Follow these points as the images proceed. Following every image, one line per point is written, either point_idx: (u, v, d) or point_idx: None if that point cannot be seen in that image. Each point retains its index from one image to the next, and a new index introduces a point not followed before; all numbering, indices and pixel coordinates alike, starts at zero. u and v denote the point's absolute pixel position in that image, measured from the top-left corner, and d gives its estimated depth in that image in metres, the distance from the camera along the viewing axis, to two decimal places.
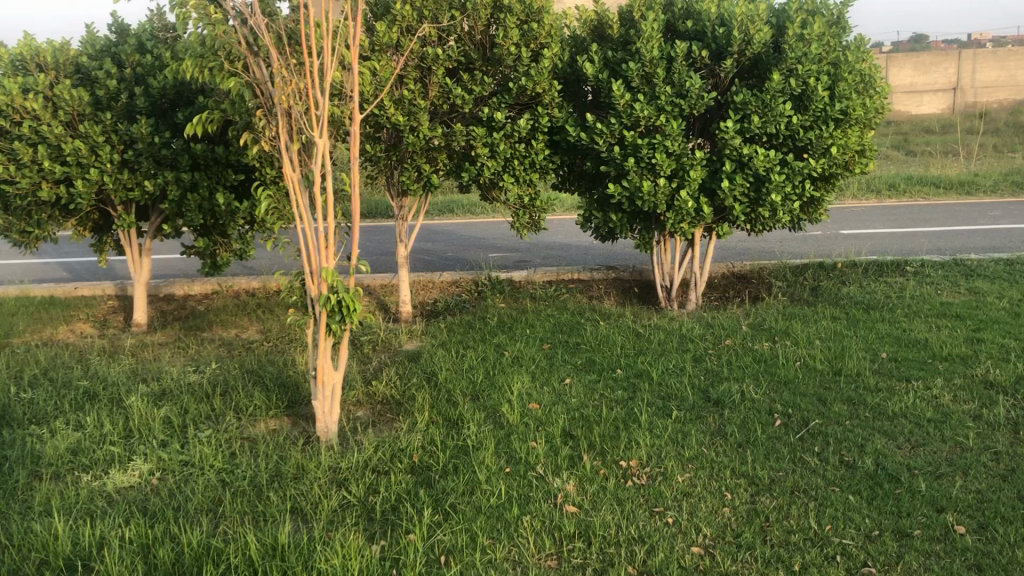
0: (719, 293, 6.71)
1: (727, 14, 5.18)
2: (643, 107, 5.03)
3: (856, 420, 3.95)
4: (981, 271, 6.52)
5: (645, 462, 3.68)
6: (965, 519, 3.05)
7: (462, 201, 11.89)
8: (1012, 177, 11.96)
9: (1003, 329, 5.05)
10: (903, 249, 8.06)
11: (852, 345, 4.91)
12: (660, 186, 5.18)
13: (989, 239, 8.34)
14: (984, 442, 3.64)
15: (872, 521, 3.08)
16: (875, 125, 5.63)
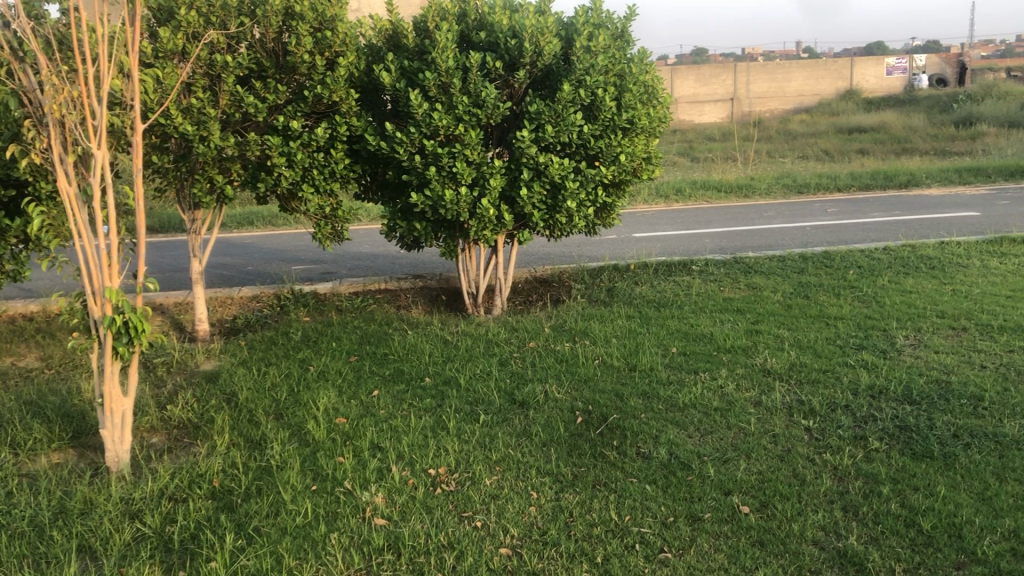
0: (523, 297, 6.87)
1: (519, 26, 5.32)
2: (441, 115, 5.06)
3: (650, 413, 4.15)
4: (758, 268, 7.03)
5: (453, 468, 3.70)
6: (749, 500, 3.27)
7: (263, 213, 11.54)
8: (784, 181, 13.01)
9: (779, 321, 5.47)
10: (690, 249, 8.59)
11: (645, 341, 5.16)
12: (462, 195, 5.24)
13: (766, 238, 9.01)
14: (764, 426, 3.93)
15: (667, 509, 3.25)
16: (659, 134, 5.94)
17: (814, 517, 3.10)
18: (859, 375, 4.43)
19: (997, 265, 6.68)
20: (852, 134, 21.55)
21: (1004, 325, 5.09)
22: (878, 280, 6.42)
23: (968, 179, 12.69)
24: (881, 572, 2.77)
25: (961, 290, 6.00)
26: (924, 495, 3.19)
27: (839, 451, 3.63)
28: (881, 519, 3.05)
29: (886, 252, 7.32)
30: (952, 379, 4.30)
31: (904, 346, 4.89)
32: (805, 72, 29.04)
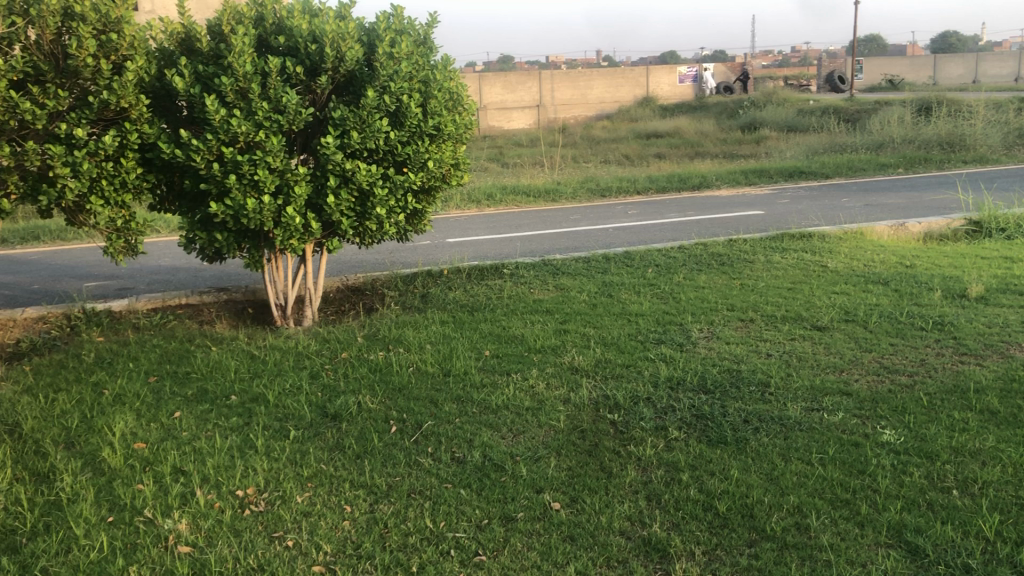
0: (335, 307, 6.75)
1: (319, 31, 5.21)
2: (241, 122, 4.87)
3: (464, 417, 4.18)
4: (565, 269, 7.24)
5: (262, 488, 3.57)
6: (559, 496, 3.35)
7: (49, 227, 10.71)
8: (588, 184, 13.48)
9: (585, 320, 5.65)
10: (501, 253, 8.73)
11: (458, 346, 5.20)
12: (265, 204, 5.07)
13: (572, 240, 9.29)
14: (573, 422, 4.04)
15: (481, 511, 3.28)
16: (466, 141, 6.00)
17: (621, 508, 3.22)
18: (659, 369, 4.64)
19: (779, 260, 7.21)
20: (650, 138, 22.63)
21: (786, 315, 5.50)
22: (675, 277, 6.77)
23: (752, 180, 13.63)
24: (683, 556, 2.91)
25: (748, 284, 6.42)
26: (719, 479, 3.38)
27: (642, 442, 3.79)
28: (682, 505, 3.21)
29: (681, 251, 7.73)
30: (742, 368, 4.59)
31: (699, 338, 5.18)
32: (606, 80, 30.26)
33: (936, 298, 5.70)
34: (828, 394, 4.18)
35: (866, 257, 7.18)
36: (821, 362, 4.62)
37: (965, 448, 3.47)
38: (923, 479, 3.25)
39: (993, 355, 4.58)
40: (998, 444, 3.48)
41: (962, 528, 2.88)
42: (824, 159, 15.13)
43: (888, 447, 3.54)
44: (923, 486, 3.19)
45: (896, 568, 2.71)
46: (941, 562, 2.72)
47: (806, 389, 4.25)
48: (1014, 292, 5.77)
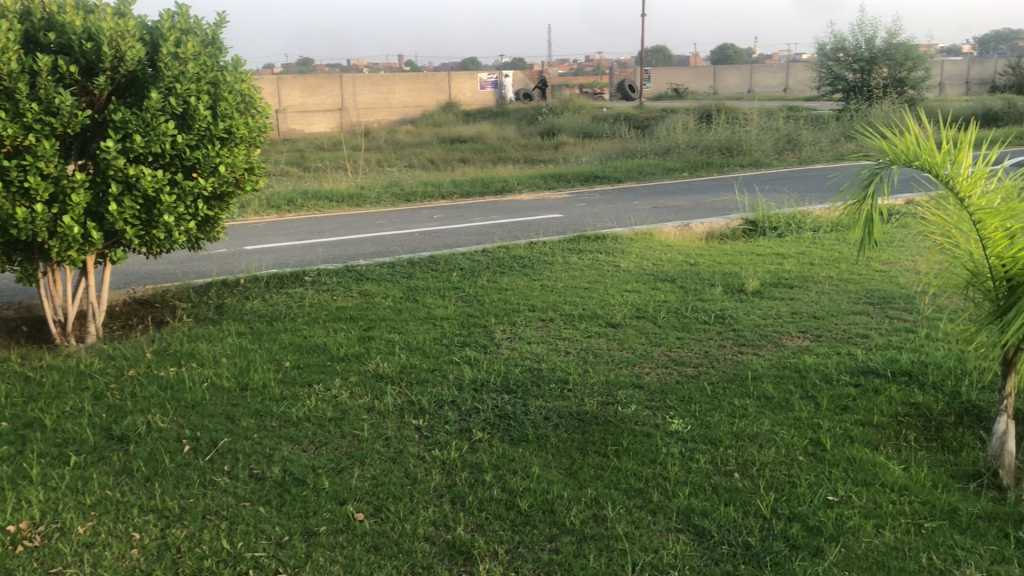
0: (121, 321, 6.33)
1: (94, 28, 4.87)
2: (6, 125, 4.47)
3: (262, 432, 4.03)
4: (369, 275, 7.16)
5: (39, 521, 3.29)
6: (363, 506, 3.30)
7: None
8: (392, 188, 13.41)
9: (388, 326, 5.61)
10: (302, 260, 8.50)
11: (256, 357, 5.01)
12: (38, 214, 4.69)
13: (375, 245, 9.20)
14: (377, 431, 3.99)
15: (281, 528, 3.17)
16: (260, 144, 5.81)
17: (425, 514, 3.21)
18: (463, 371, 4.67)
19: (576, 260, 7.46)
20: (454, 143, 22.83)
21: (583, 313, 5.69)
22: (479, 281, 6.84)
23: (551, 184, 14.04)
24: (486, 556, 2.94)
25: (548, 285, 6.60)
26: (521, 477, 3.45)
27: (446, 446, 3.80)
28: (485, 505, 3.24)
29: (484, 254, 7.84)
30: (543, 366, 4.71)
31: (502, 340, 5.26)
32: (408, 85, 30.35)
33: (718, 293, 6.08)
34: (623, 388, 4.36)
35: (655, 256, 7.56)
36: (615, 358, 4.82)
37: (745, 433, 3.71)
38: (708, 464, 3.45)
39: (767, 345, 4.95)
40: (773, 427, 3.76)
41: (743, 508, 3.08)
42: (617, 163, 15.84)
43: (676, 436, 3.74)
44: (709, 471, 3.39)
45: (685, 550, 2.85)
46: (724, 542, 2.89)
47: (602, 384, 4.41)
48: (785, 285, 6.26)
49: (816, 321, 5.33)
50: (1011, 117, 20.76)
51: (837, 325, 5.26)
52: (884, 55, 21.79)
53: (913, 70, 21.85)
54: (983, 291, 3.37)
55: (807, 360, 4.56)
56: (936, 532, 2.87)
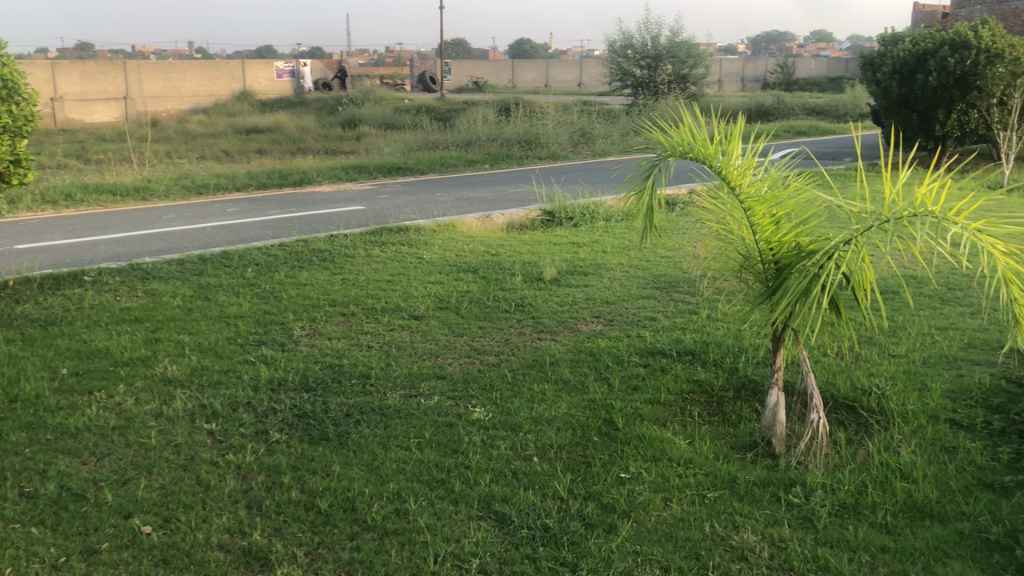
0: None
1: None
2: None
3: (35, 446, 3.71)
4: (156, 274, 6.76)
5: None
6: (150, 518, 3.11)
7: None
8: (182, 181, 12.75)
9: (178, 326, 5.32)
10: (82, 259, 7.91)
11: (28, 366, 4.61)
12: None
13: (164, 241, 8.70)
14: (165, 438, 3.77)
15: (56, 549, 2.93)
16: (27, 135, 5.36)
17: (218, 521, 3.06)
18: (260, 371, 4.51)
19: (377, 253, 7.38)
20: (250, 133, 21.98)
21: (384, 307, 5.64)
22: (275, 276, 6.62)
23: (352, 176, 13.83)
24: (284, 560, 2.84)
25: (348, 279, 6.48)
26: (321, 476, 3.37)
27: (242, 449, 3.65)
28: (283, 508, 3.14)
29: (281, 248, 7.60)
30: (343, 362, 4.62)
31: (301, 337, 5.11)
32: (198, 72, 28.93)
33: (517, 283, 6.19)
34: (425, 380, 4.35)
35: (456, 247, 7.61)
36: (417, 350, 4.81)
37: (543, 417, 3.81)
38: (508, 450, 3.51)
39: (564, 331, 5.10)
40: (569, 410, 3.87)
41: (541, 491, 3.15)
42: (418, 155, 15.81)
43: (477, 424, 3.77)
44: (509, 457, 3.45)
45: (486, 537, 2.88)
46: (524, 526, 2.94)
47: (403, 377, 4.39)
48: (580, 273, 6.47)
49: (609, 307, 5.54)
50: (780, 112, 22.48)
51: (628, 309, 5.50)
52: (668, 52, 22.99)
53: (695, 68, 23.20)
54: (755, 274, 3.62)
55: (601, 343, 4.74)
56: (718, 501, 3.04)
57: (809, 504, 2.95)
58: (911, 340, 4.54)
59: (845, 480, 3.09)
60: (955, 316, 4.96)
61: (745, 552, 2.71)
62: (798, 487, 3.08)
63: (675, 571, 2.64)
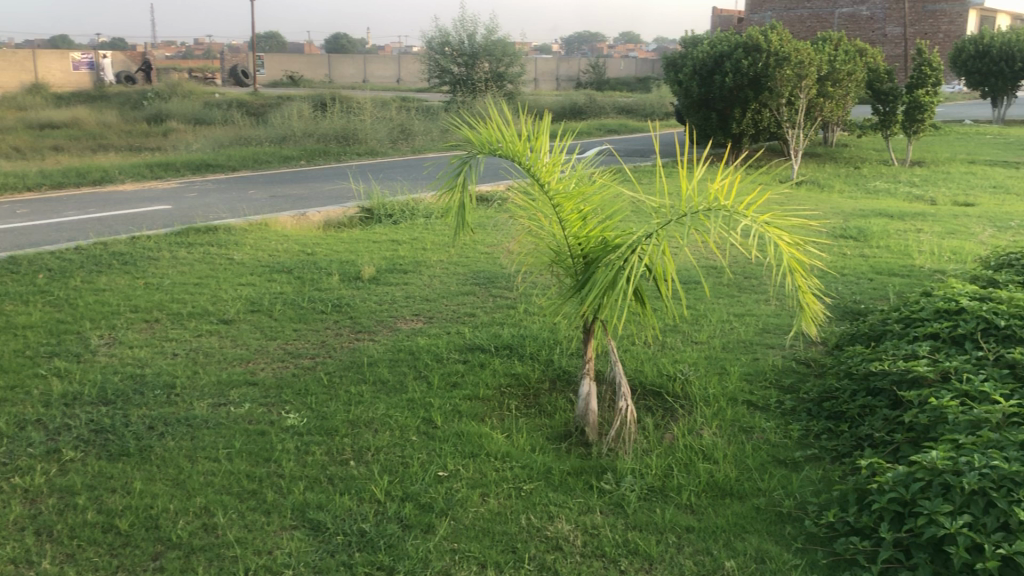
0: None
1: None
2: None
3: None
4: None
5: None
6: None
7: None
8: None
9: None
10: None
11: None
12: None
13: None
14: None
15: None
16: None
17: (2, 552, 2.81)
18: (51, 385, 4.17)
19: (184, 255, 7.02)
20: (42, 129, 20.38)
21: (191, 311, 5.37)
22: (71, 282, 6.17)
23: (158, 173, 13.11)
24: None
25: (153, 283, 6.12)
26: (120, 495, 3.16)
27: (30, 471, 3.37)
28: (77, 532, 2.92)
29: (77, 252, 7.09)
30: (146, 372, 4.36)
31: (99, 346, 4.78)
32: None
33: (334, 282, 6.06)
34: (235, 387, 4.17)
35: (270, 247, 7.36)
36: (228, 356, 4.60)
37: (360, 419, 3.74)
38: (324, 455, 3.42)
39: (382, 330, 5.03)
40: (387, 410, 3.82)
41: (357, 495, 3.09)
42: (229, 151, 15.21)
43: (292, 430, 3.65)
44: (325, 463, 3.36)
45: (299, 547, 2.79)
46: (339, 532, 2.86)
47: (213, 385, 4.19)
48: (399, 271, 6.41)
49: (428, 304, 5.52)
50: (593, 111, 23.20)
51: (447, 306, 5.50)
52: (483, 51, 23.27)
53: (510, 66, 23.61)
54: (566, 268, 3.70)
55: (419, 342, 4.71)
56: (534, 492, 3.08)
57: (620, 490, 3.04)
58: (712, 327, 4.79)
59: (653, 464, 3.21)
60: (751, 303, 5.28)
61: (559, 542, 2.76)
62: (609, 473, 3.17)
63: (491, 566, 2.65)
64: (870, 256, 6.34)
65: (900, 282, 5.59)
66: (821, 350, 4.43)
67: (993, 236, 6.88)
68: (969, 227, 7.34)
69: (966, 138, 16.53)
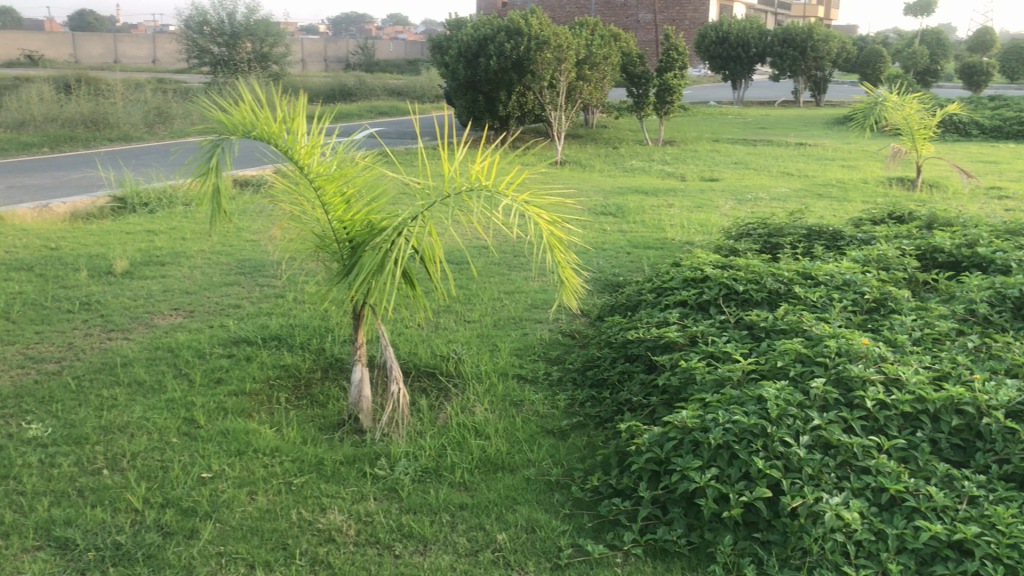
0: None
1: None
2: None
3: None
4: None
5: None
6: None
7: None
8: None
9: None
10: None
11: None
12: None
13: None
14: None
15: None
16: None
17: None
18: None
19: None
20: None
21: None
22: None
23: None
24: None
25: None
26: None
27: None
28: None
29: None
30: None
31: None
32: None
33: (82, 278, 5.60)
34: None
35: (5, 242, 6.68)
36: None
37: (113, 425, 3.47)
38: (72, 467, 3.15)
39: (138, 327, 4.70)
40: (144, 413, 3.58)
41: (111, 506, 2.87)
42: None
43: (33, 442, 3.33)
44: (73, 475, 3.09)
45: (44, 569, 2.55)
46: (91, 548, 2.64)
47: None
48: (155, 263, 6.02)
49: (189, 297, 5.23)
50: (362, 93, 22.87)
51: (209, 298, 5.22)
52: (245, 30, 22.31)
53: (274, 46, 22.83)
54: (331, 253, 3.60)
55: (179, 338, 4.44)
56: (304, 485, 2.99)
57: (394, 475, 3.02)
58: (483, 305, 4.86)
59: (426, 446, 3.21)
60: (520, 280, 5.41)
61: (332, 533, 2.69)
62: (382, 459, 3.13)
63: (261, 566, 2.55)
64: (627, 231, 6.68)
65: (655, 254, 5.93)
66: (584, 322, 4.62)
67: (734, 208, 7.47)
68: (714, 200, 7.91)
69: (711, 118, 17.83)
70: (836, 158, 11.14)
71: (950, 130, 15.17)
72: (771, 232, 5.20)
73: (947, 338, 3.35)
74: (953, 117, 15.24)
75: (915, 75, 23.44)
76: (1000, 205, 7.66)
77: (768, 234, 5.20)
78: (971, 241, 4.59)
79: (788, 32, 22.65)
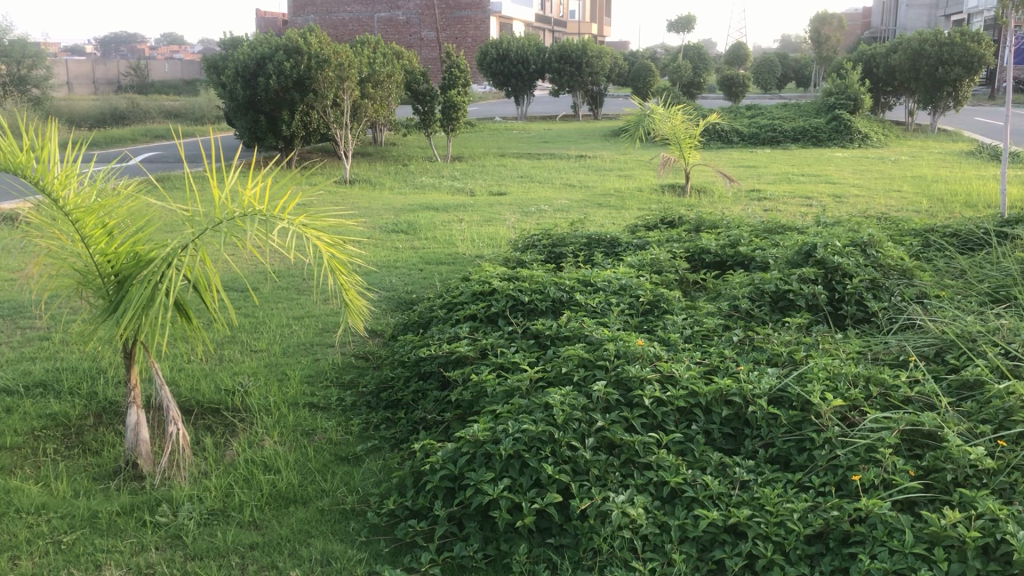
0: None
1: None
2: None
3: None
4: None
5: None
6: None
7: None
8: None
9: None
10: None
11: None
12: None
13: None
14: None
15: None
16: None
17: None
18: None
19: None
20: None
21: None
22: None
23: None
24: None
25: None
26: None
27: None
28: None
29: None
30: None
31: None
32: None
33: None
34: None
35: None
36: None
37: None
38: None
39: None
40: None
41: None
42: None
43: None
44: None
45: None
46: None
47: None
48: None
49: None
50: (136, 115, 21.65)
51: None
52: None
53: (33, 69, 21.22)
54: (94, 290, 3.34)
55: None
56: (76, 543, 2.76)
57: (177, 521, 2.84)
58: (270, 333, 4.69)
59: (212, 487, 3.05)
60: (310, 304, 5.29)
61: None
62: (164, 505, 2.94)
63: None
64: (418, 248, 6.69)
65: (446, 270, 5.97)
66: (378, 343, 4.57)
67: (520, 221, 7.66)
68: (501, 214, 8.09)
69: (497, 133, 18.25)
70: (614, 168, 11.68)
71: (713, 138, 16.31)
72: (554, 243, 5.36)
73: (715, 334, 3.58)
74: (716, 126, 16.42)
75: (681, 88, 25.02)
76: (758, 206, 8.30)
77: (552, 244, 5.35)
78: (733, 242, 4.94)
79: (565, 48, 23.56)
